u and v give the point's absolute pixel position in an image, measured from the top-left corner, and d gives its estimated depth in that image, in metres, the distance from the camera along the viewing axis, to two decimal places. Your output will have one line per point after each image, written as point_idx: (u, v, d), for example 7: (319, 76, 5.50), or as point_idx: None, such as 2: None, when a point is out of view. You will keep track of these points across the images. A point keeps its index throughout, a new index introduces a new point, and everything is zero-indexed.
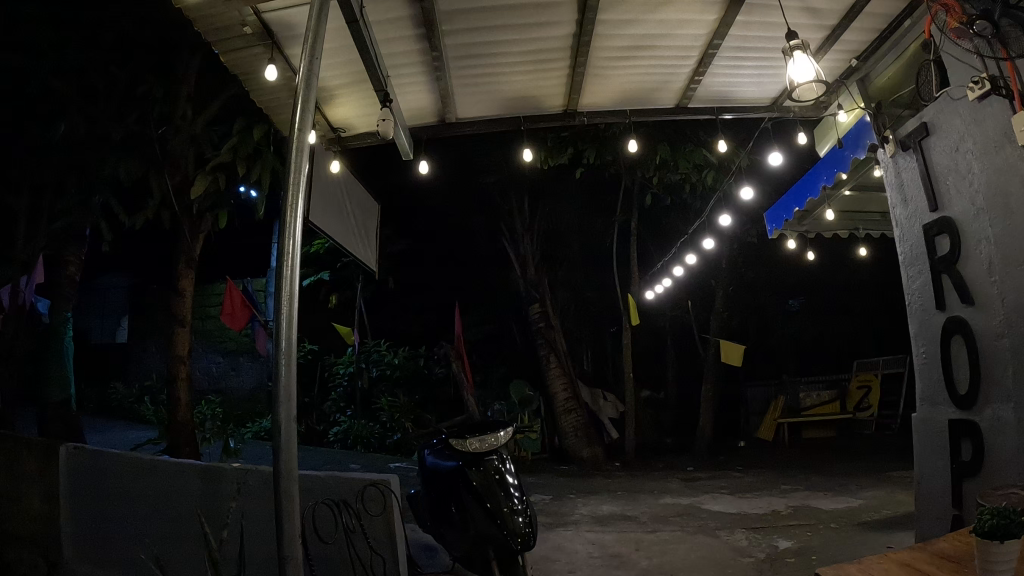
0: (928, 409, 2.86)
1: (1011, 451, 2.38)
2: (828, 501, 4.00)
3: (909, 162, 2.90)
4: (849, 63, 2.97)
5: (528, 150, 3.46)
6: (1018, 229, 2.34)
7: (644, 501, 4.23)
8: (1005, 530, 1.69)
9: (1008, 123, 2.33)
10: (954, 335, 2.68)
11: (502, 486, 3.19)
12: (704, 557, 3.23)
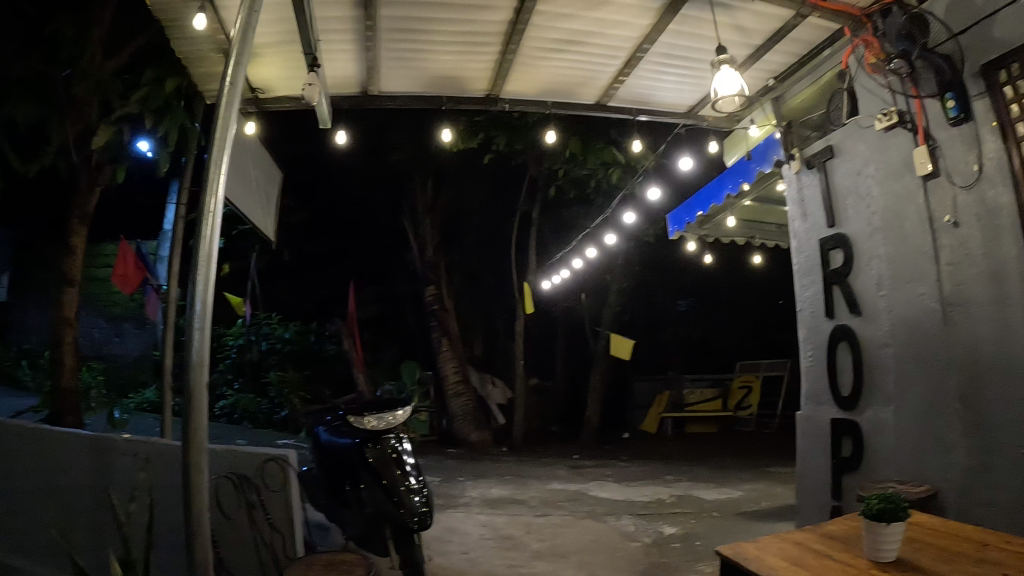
0: (812, 408, 3.19)
1: (890, 450, 2.74)
2: (711, 492, 4.25)
3: (811, 182, 3.21)
4: (766, 84, 3.20)
5: (447, 131, 3.32)
6: (907, 250, 2.69)
7: (534, 486, 4.33)
8: (892, 513, 1.92)
9: (911, 155, 2.67)
10: (841, 343, 3.01)
11: (399, 464, 3.14)
12: (594, 541, 3.38)
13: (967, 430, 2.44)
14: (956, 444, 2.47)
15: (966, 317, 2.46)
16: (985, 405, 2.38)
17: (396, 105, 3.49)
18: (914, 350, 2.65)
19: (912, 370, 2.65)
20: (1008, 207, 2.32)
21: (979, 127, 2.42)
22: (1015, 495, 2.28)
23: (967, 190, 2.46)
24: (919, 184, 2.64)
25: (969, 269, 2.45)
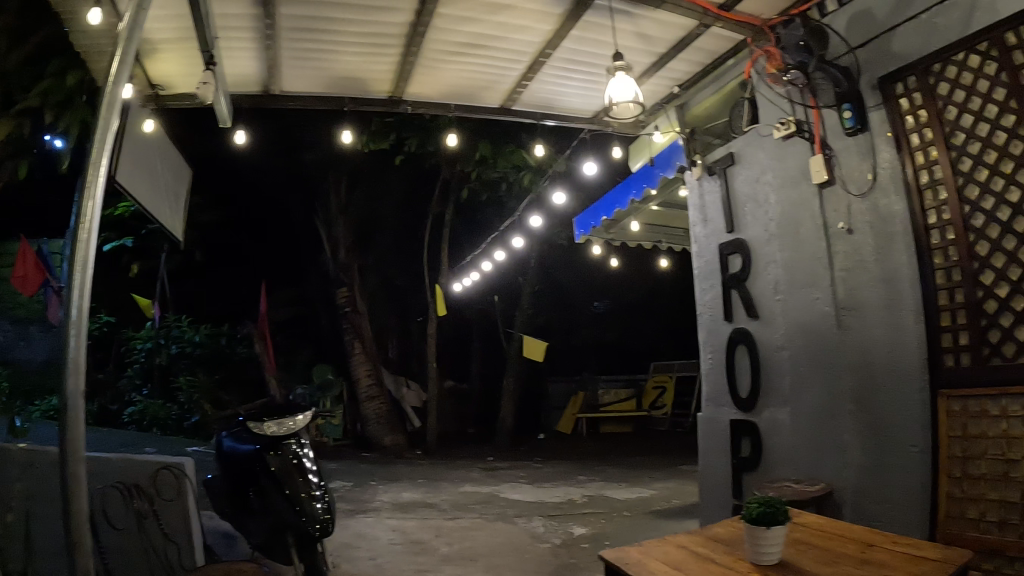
0: (712, 408, 3.57)
1: (784, 445, 3.12)
2: (623, 491, 4.29)
3: (711, 187, 3.57)
4: (673, 90, 3.54)
5: (347, 133, 3.16)
6: (801, 256, 3.07)
7: (445, 489, 4.32)
8: (771, 518, 1.98)
9: (808, 162, 3.02)
10: (739, 345, 3.38)
11: (300, 472, 3.11)
12: (505, 543, 3.39)
13: (860, 427, 2.81)
14: (850, 442, 2.83)
15: (857, 321, 2.83)
16: (876, 401, 2.75)
17: (295, 105, 3.44)
18: (808, 352, 3.03)
19: (806, 370, 3.03)
20: (899, 215, 2.69)
21: (872, 139, 2.79)
22: (905, 491, 2.65)
23: (860, 197, 2.83)
24: (815, 192, 3.00)
25: (862, 272, 2.82)
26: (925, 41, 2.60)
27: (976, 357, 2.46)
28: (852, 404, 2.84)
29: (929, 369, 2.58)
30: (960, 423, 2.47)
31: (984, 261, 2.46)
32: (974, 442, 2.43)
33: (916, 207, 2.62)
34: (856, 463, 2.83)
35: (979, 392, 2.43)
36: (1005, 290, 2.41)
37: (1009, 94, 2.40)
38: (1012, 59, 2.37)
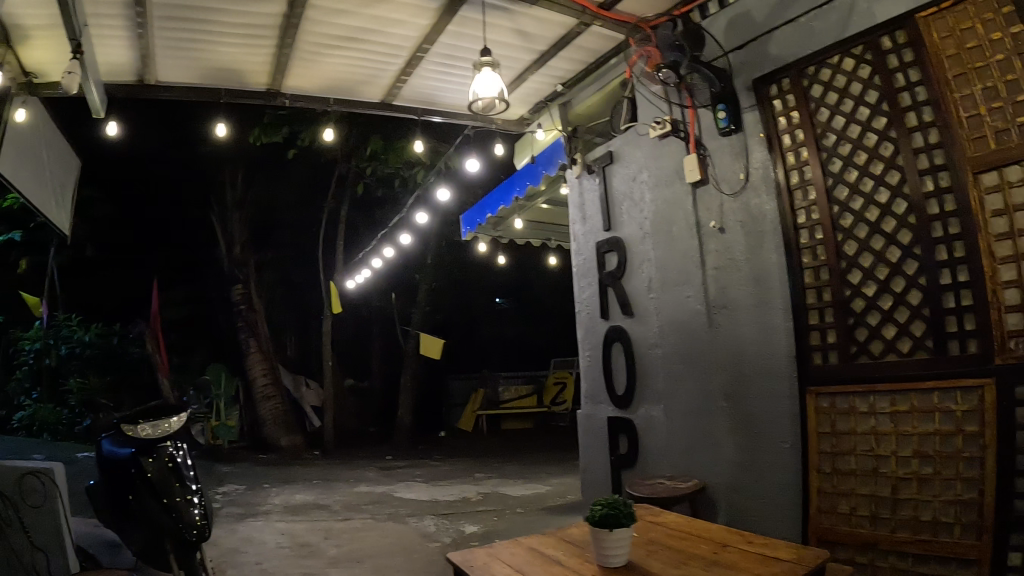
0: (592, 405, 4.28)
1: (655, 436, 3.78)
2: (518, 489, 4.91)
3: (591, 183, 4.30)
4: (555, 87, 4.36)
5: (222, 126, 3.36)
6: (671, 262, 3.73)
7: (339, 490, 4.91)
8: (615, 520, 2.02)
9: (682, 160, 3.67)
10: (615, 342, 4.08)
11: (177, 475, 3.07)
12: (393, 543, 3.50)
13: (733, 422, 3.39)
14: (724, 438, 3.42)
15: (727, 317, 3.44)
16: (747, 395, 3.34)
17: (170, 95, 3.43)
18: (680, 346, 3.66)
19: (680, 369, 3.65)
20: (771, 213, 3.28)
21: (746, 138, 3.40)
22: (769, 484, 3.24)
23: (732, 197, 3.44)
24: (689, 191, 3.64)
25: (732, 275, 3.43)
26: (801, 44, 3.17)
27: (844, 353, 3.01)
28: (725, 401, 3.43)
29: (801, 367, 3.12)
30: (831, 419, 3.03)
31: (852, 261, 3.02)
32: (844, 437, 2.99)
33: (787, 204, 3.20)
34: (727, 459, 3.42)
35: (845, 391, 2.99)
36: (871, 290, 2.97)
37: (880, 97, 2.94)
38: (885, 62, 2.91)
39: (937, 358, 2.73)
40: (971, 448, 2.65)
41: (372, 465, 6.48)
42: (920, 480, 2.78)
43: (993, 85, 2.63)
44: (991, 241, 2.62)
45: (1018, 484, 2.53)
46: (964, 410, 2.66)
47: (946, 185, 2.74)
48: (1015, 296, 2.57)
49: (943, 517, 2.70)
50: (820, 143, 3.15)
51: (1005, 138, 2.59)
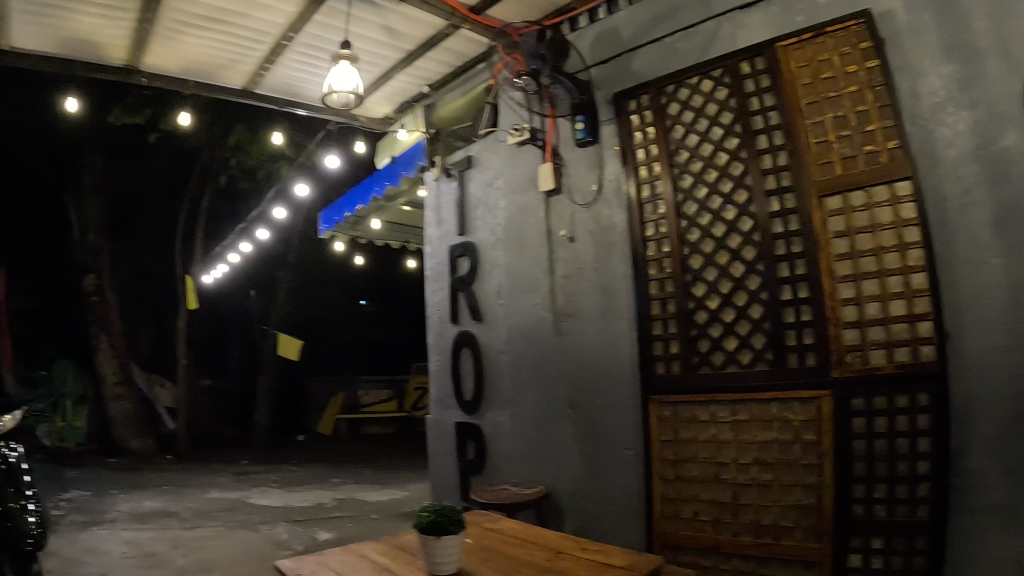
0: (440, 411, 5.34)
1: (507, 433, 4.79)
2: (373, 493, 5.32)
3: (449, 185, 5.33)
4: (423, 89, 5.25)
5: (74, 100, 3.84)
6: (514, 274, 4.82)
7: (191, 497, 5.03)
8: (443, 527, 2.13)
9: (535, 173, 4.69)
10: (466, 348, 5.17)
11: (12, 480, 3.22)
12: (245, 553, 3.72)
13: (577, 423, 4.36)
14: (572, 440, 4.37)
15: (572, 322, 4.42)
16: (590, 403, 4.29)
17: (28, 64, 3.89)
18: (522, 348, 4.74)
19: (528, 371, 4.68)
20: (621, 224, 4.21)
21: (601, 149, 4.35)
22: (620, 486, 4.11)
23: (584, 207, 4.40)
24: (543, 199, 4.64)
25: (576, 287, 4.41)
26: (664, 66, 4.08)
27: (687, 363, 3.85)
28: (570, 407, 4.41)
29: (647, 377, 3.98)
30: (674, 426, 3.87)
31: (698, 275, 3.87)
32: (687, 442, 3.81)
33: (637, 215, 4.08)
34: (574, 466, 4.37)
35: (685, 401, 3.83)
36: (713, 303, 3.82)
37: (734, 121, 3.78)
38: (742, 85, 3.75)
39: (779, 370, 3.52)
40: (808, 455, 3.42)
41: (229, 470, 6.59)
42: (761, 485, 3.56)
43: (842, 113, 3.41)
44: (831, 259, 3.40)
45: (855, 492, 3.29)
46: (801, 419, 3.44)
47: (789, 207, 3.56)
48: (852, 312, 3.34)
49: (785, 521, 3.47)
50: (674, 160, 4.02)
51: (849, 164, 3.37)
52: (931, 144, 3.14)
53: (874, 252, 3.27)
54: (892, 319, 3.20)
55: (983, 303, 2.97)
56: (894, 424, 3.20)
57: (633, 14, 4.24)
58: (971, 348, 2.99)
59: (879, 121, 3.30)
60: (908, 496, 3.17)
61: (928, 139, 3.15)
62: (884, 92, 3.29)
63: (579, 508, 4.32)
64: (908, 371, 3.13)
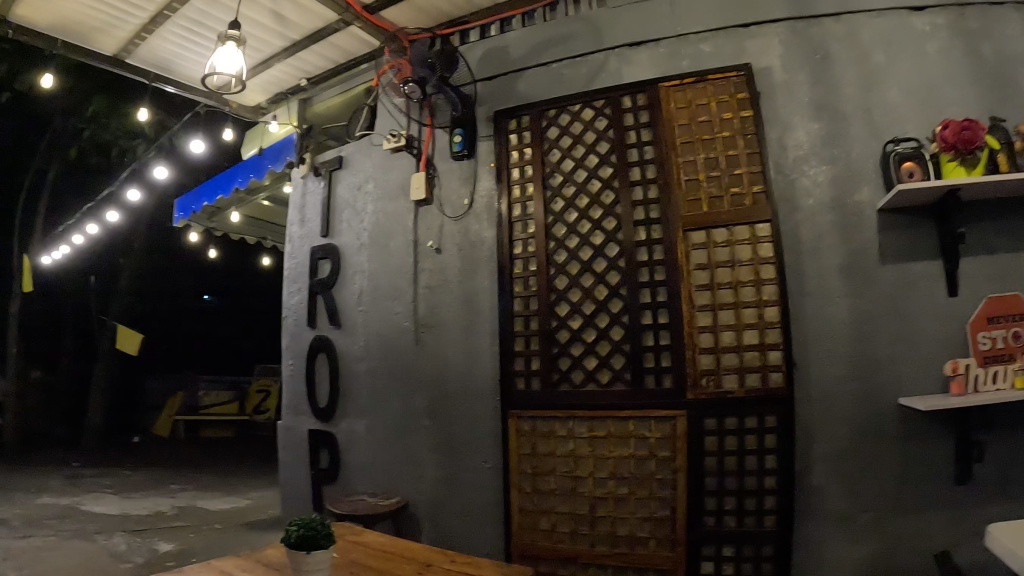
0: (291, 416, 4.77)
1: (358, 448, 4.28)
2: (216, 502, 5.01)
3: (316, 185, 4.78)
4: (300, 83, 4.83)
5: None
6: (376, 278, 4.33)
7: (23, 501, 4.81)
8: (313, 542, 2.06)
9: (409, 179, 4.28)
10: (320, 353, 4.58)
11: None
12: (80, 565, 3.54)
13: (436, 438, 3.95)
14: (428, 453, 3.95)
15: (432, 331, 4.03)
16: (447, 416, 3.92)
17: None
18: (382, 359, 4.24)
19: (386, 381, 4.20)
20: (486, 242, 3.94)
21: (476, 165, 4.06)
22: (475, 502, 3.80)
23: (454, 219, 4.07)
24: (412, 209, 4.23)
25: (441, 299, 4.04)
26: (549, 88, 3.88)
27: (545, 381, 3.62)
28: (427, 420, 3.98)
29: (506, 393, 3.69)
30: (531, 440, 3.62)
31: (561, 294, 3.65)
32: (543, 458, 3.57)
33: (507, 235, 3.80)
34: (430, 477, 3.95)
35: (544, 415, 3.58)
36: (574, 324, 3.62)
37: (610, 150, 3.63)
38: (622, 118, 3.61)
39: (635, 391, 3.40)
40: (663, 470, 3.34)
41: (61, 473, 6.21)
42: (616, 499, 3.42)
43: (714, 155, 3.41)
44: (692, 289, 3.35)
45: (707, 504, 3.27)
46: (658, 436, 3.34)
47: (655, 237, 3.47)
48: (707, 339, 3.31)
49: (639, 532, 3.36)
50: (547, 181, 3.78)
51: (716, 203, 3.37)
52: (792, 195, 3.33)
53: (732, 284, 3.28)
54: (745, 348, 3.24)
55: (829, 337, 3.21)
56: (743, 443, 3.23)
57: (526, 34, 3.98)
58: (819, 378, 3.20)
59: (747, 167, 3.36)
60: (755, 508, 3.23)
61: (789, 188, 3.33)
62: (755, 141, 3.36)
63: (433, 521, 3.91)
64: (760, 396, 3.18)
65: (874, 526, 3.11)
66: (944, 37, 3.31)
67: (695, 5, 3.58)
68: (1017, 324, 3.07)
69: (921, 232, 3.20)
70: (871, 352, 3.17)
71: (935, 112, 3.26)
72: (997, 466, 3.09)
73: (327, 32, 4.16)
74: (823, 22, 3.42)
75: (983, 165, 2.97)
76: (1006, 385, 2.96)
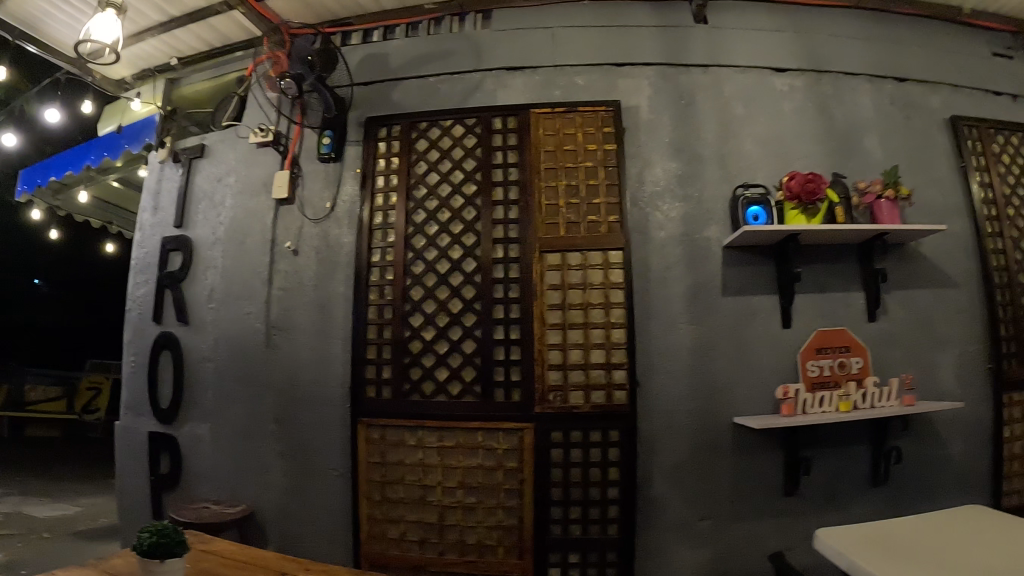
0: (131, 416, 4.07)
1: (204, 455, 3.80)
2: (45, 508, 4.67)
3: (174, 172, 4.06)
4: (169, 61, 4.14)
5: None
6: (231, 275, 3.78)
7: None
8: (167, 549, 2.08)
9: (274, 174, 3.79)
10: (164, 351, 3.93)
11: None
12: None
13: (283, 447, 3.64)
14: (274, 463, 3.66)
15: (285, 336, 3.64)
16: (298, 422, 3.62)
17: None
18: (232, 364, 3.74)
19: (236, 388, 3.73)
20: (345, 247, 3.62)
21: (342, 169, 3.71)
22: (329, 509, 3.59)
23: (314, 222, 3.68)
24: (272, 207, 3.75)
25: (297, 304, 3.64)
26: (423, 103, 3.69)
27: (397, 391, 3.48)
28: (275, 425, 3.65)
29: (354, 401, 3.50)
30: (380, 449, 3.49)
31: (414, 305, 3.48)
32: (393, 467, 3.48)
33: (366, 242, 3.54)
34: (276, 484, 3.66)
35: (395, 425, 3.47)
36: (428, 335, 3.48)
37: (475, 168, 3.52)
38: (491, 138, 3.54)
39: (484, 403, 3.39)
40: (511, 480, 3.39)
41: None
42: (465, 507, 3.43)
43: (575, 183, 3.45)
44: (544, 309, 3.38)
45: (552, 512, 3.39)
46: (504, 448, 3.38)
47: (512, 256, 3.43)
48: (556, 356, 3.37)
49: (488, 540, 3.40)
50: (410, 193, 3.57)
51: (573, 229, 3.41)
52: (645, 227, 3.48)
53: (583, 306, 3.35)
54: (591, 365, 3.34)
55: (671, 358, 3.41)
56: (587, 455, 3.37)
57: (407, 45, 3.78)
58: (662, 398, 3.39)
59: (605, 197, 3.43)
60: (599, 517, 3.38)
61: (643, 220, 3.48)
62: (616, 175, 3.45)
63: (279, 530, 3.66)
64: (604, 412, 3.33)
65: (710, 533, 3.41)
66: (798, 98, 3.73)
67: (577, 38, 3.68)
68: (842, 354, 3.51)
69: (763, 269, 3.49)
70: (709, 378, 3.41)
71: (784, 163, 3.61)
72: (820, 479, 3.50)
73: (206, 14, 3.68)
74: (691, 72, 3.68)
75: (821, 214, 3.39)
76: (831, 408, 3.34)
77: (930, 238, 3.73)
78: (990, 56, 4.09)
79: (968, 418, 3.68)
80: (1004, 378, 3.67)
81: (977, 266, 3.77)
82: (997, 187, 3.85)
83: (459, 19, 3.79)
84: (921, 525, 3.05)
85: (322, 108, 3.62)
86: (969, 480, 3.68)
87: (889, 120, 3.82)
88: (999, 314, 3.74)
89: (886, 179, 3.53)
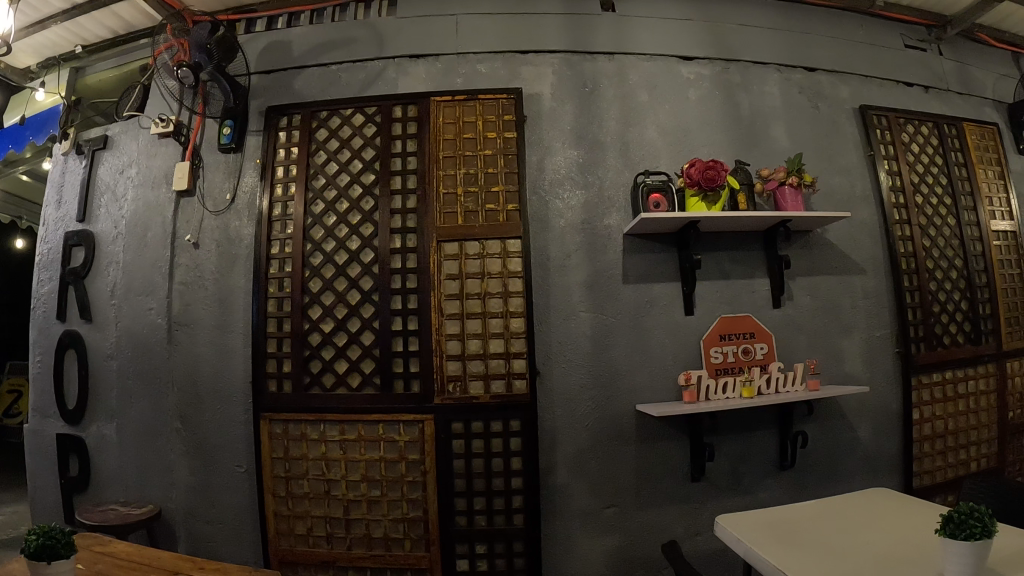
0: (37, 419, 4.00)
1: (108, 455, 3.74)
2: None
3: (76, 164, 4.03)
4: (74, 49, 4.01)
5: None
6: (133, 270, 3.72)
7: None
8: (52, 551, 1.97)
9: (173, 167, 3.74)
10: (68, 350, 3.86)
11: None
12: None
13: (185, 445, 3.54)
14: (176, 462, 3.55)
15: (184, 330, 3.58)
16: (200, 418, 3.53)
17: None
18: (134, 361, 3.68)
19: (134, 385, 3.67)
20: (246, 239, 3.58)
21: (242, 160, 3.68)
22: (232, 507, 3.50)
23: (214, 215, 3.64)
24: (172, 200, 3.70)
25: (197, 297, 3.59)
26: (320, 91, 3.66)
27: (297, 383, 3.40)
28: (178, 423, 3.56)
29: (256, 395, 3.42)
30: (281, 444, 3.40)
31: (314, 297, 3.43)
32: (294, 462, 3.39)
33: (264, 233, 3.48)
34: (181, 485, 3.56)
35: (296, 419, 3.38)
36: (327, 327, 3.42)
37: (374, 157, 3.49)
38: (390, 127, 3.50)
39: (382, 396, 3.33)
40: (413, 472, 3.32)
41: None
42: (368, 500, 3.35)
43: (473, 171, 3.42)
44: (442, 298, 3.34)
45: (457, 504, 3.31)
46: (405, 440, 3.31)
47: (410, 246, 3.41)
48: (455, 347, 3.32)
49: (393, 533, 3.33)
50: (309, 183, 3.54)
51: (471, 218, 3.38)
52: (546, 216, 3.46)
53: (480, 295, 3.32)
54: (490, 355, 3.30)
55: (571, 347, 3.39)
56: (489, 445, 3.30)
57: (311, 31, 3.71)
58: (563, 387, 3.37)
59: (504, 185, 3.41)
60: (504, 507, 3.31)
61: (543, 209, 3.46)
62: (515, 162, 3.42)
63: (185, 533, 3.56)
64: (505, 402, 3.29)
65: (616, 521, 3.37)
66: (705, 87, 3.69)
67: (481, 25, 3.61)
68: (747, 341, 3.50)
69: (665, 257, 3.50)
70: (611, 368, 3.40)
71: (686, 152, 3.60)
72: (727, 465, 3.48)
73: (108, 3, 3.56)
74: (597, 59, 3.63)
75: (721, 202, 3.32)
76: (735, 394, 3.31)
77: (837, 225, 3.73)
78: (903, 48, 4.07)
79: (876, 403, 3.68)
80: (912, 363, 3.67)
81: (884, 252, 3.78)
82: (906, 174, 3.85)
83: (365, 6, 3.72)
84: (820, 509, 2.84)
85: (223, 96, 3.57)
86: (878, 465, 3.68)
87: (797, 109, 3.79)
88: (908, 299, 3.74)
89: (789, 166, 3.49)
